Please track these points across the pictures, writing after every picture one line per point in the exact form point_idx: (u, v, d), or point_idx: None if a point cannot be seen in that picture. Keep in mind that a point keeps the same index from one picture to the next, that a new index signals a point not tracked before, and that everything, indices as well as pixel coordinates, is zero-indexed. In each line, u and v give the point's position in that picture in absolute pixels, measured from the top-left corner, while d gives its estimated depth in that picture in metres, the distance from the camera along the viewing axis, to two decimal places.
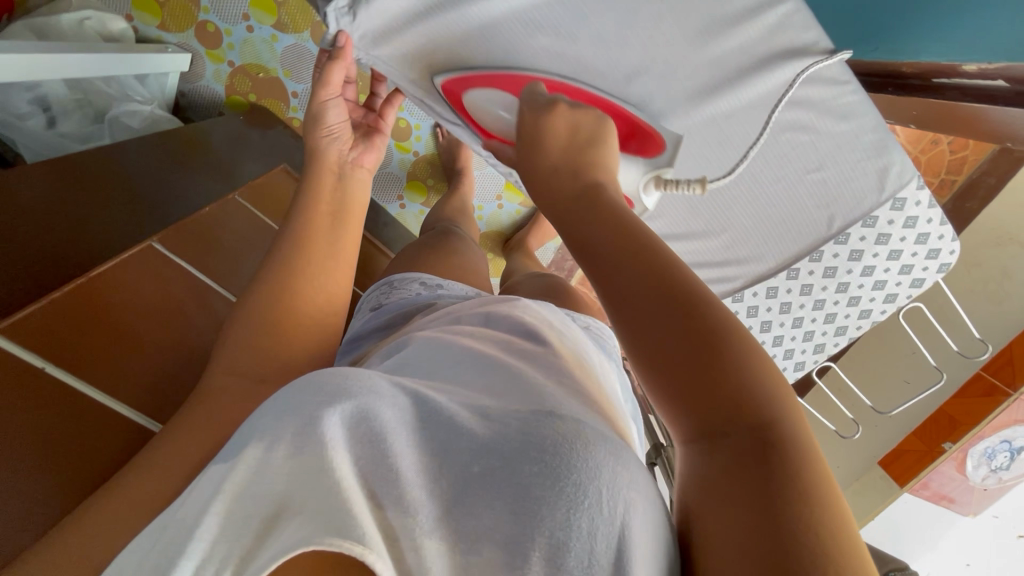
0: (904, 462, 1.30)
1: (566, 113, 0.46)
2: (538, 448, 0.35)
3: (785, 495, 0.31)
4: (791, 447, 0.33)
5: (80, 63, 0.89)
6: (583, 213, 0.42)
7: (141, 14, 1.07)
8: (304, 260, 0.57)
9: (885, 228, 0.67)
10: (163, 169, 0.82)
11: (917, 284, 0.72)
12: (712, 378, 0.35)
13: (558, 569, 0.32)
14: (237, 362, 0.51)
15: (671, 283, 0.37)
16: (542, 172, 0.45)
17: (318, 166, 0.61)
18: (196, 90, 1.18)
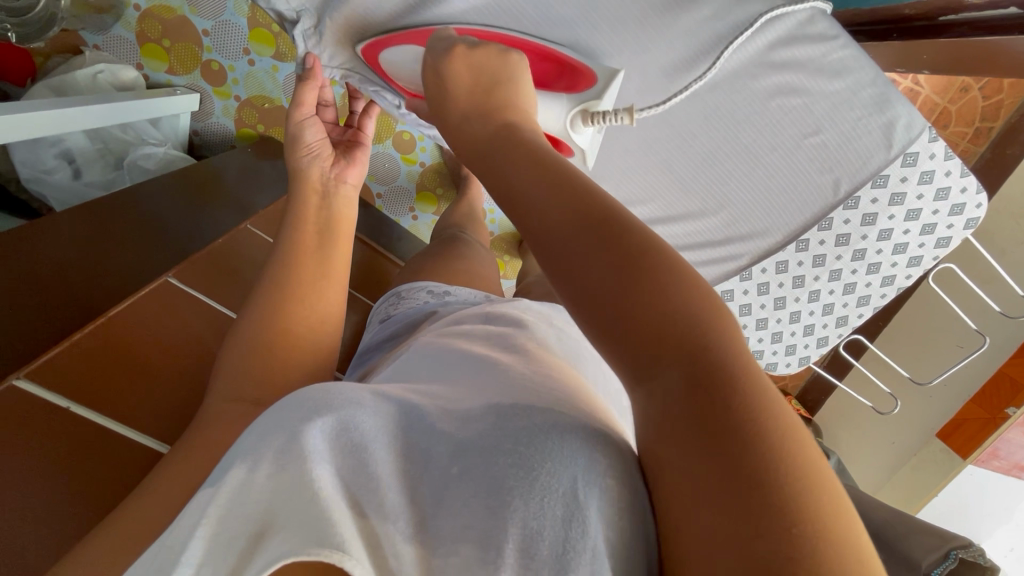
0: (963, 433, 1.21)
1: (465, 54, 0.47)
2: (513, 440, 0.37)
3: (717, 415, 0.28)
4: (725, 362, 0.30)
5: (93, 113, 0.93)
6: (497, 157, 0.42)
7: (150, 62, 1.13)
8: (293, 279, 0.56)
9: (897, 187, 0.62)
10: (181, 205, 0.85)
11: (943, 243, 0.67)
12: (633, 301, 0.32)
13: (533, 561, 0.33)
14: (238, 385, 0.51)
15: (584, 211, 0.35)
16: (464, 128, 0.45)
17: (301, 187, 0.60)
18: (208, 127, 1.23)
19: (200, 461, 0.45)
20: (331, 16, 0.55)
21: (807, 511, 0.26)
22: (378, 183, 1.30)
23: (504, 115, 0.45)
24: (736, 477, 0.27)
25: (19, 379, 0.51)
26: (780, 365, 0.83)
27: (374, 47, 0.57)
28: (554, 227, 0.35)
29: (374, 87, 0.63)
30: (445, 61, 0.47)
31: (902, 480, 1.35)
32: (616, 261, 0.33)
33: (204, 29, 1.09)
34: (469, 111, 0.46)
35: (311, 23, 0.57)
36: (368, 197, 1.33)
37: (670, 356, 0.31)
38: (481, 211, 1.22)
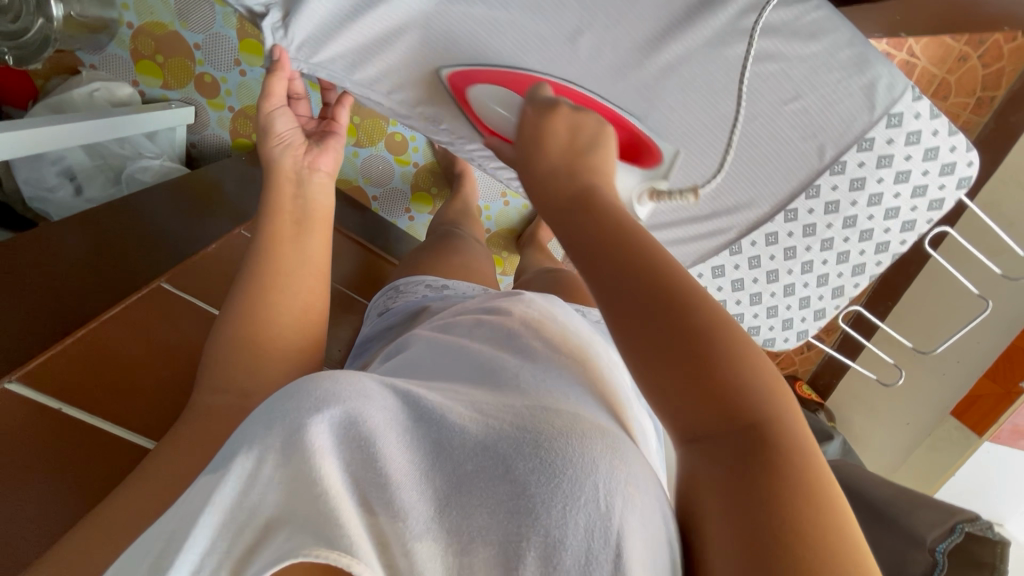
0: (979, 410, 1.17)
1: (570, 111, 0.49)
2: (533, 445, 0.39)
3: (777, 510, 0.31)
4: (787, 451, 0.34)
5: (90, 128, 0.95)
6: (576, 214, 0.42)
7: (146, 78, 1.16)
8: (275, 273, 0.56)
9: (884, 149, 0.61)
10: (178, 213, 0.87)
11: (937, 206, 0.65)
12: (710, 384, 0.35)
13: (554, 568, 0.34)
14: (224, 379, 0.51)
15: (666, 289, 0.37)
16: (541, 173, 0.46)
17: (275, 178, 0.60)
18: (205, 139, 1.25)
19: (189, 453, 0.46)
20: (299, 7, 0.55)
21: None
22: (373, 186, 1.32)
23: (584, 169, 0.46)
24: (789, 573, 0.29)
25: (11, 380, 0.53)
26: (778, 340, 0.80)
27: (351, 40, 0.58)
28: (630, 309, 0.37)
29: (352, 71, 0.62)
30: (549, 113, 0.49)
31: (914, 463, 1.30)
32: (693, 350, 0.35)
33: (196, 43, 1.13)
34: (553, 161, 0.46)
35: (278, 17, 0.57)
36: (364, 201, 1.34)
37: (740, 442, 0.34)
38: (476, 208, 1.23)
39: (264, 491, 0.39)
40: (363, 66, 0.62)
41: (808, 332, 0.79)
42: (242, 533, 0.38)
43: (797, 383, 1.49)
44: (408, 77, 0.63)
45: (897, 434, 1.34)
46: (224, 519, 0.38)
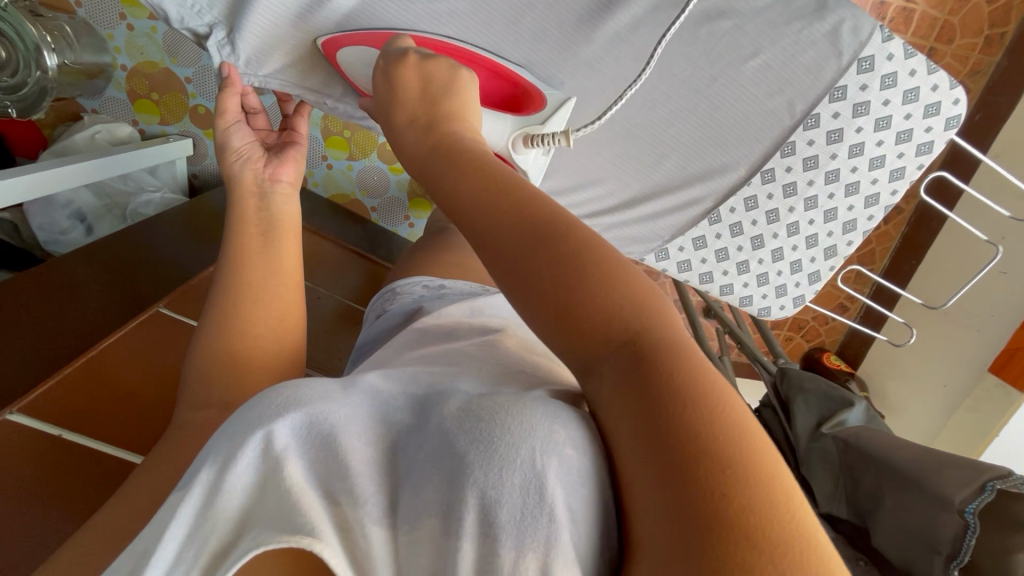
0: (1019, 363, 1.08)
1: (416, 63, 0.48)
2: (474, 417, 0.36)
3: (674, 411, 0.30)
4: (672, 360, 0.32)
5: (93, 167, 0.99)
6: (440, 171, 0.43)
7: (144, 116, 1.21)
8: (246, 286, 0.57)
9: (858, 96, 0.58)
10: (177, 239, 0.89)
11: (925, 149, 0.62)
12: (580, 305, 0.34)
13: (491, 526, 0.31)
14: (206, 394, 0.52)
15: (524, 222, 0.37)
16: (407, 144, 0.47)
17: (237, 193, 0.60)
18: (205, 168, 1.28)
19: (169, 463, 0.47)
20: (240, 18, 0.56)
21: (752, 496, 0.27)
22: (370, 198, 1.33)
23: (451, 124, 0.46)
24: (688, 468, 0.28)
25: (15, 411, 0.55)
26: (773, 309, 0.79)
27: (297, 47, 0.59)
28: (500, 245, 0.37)
29: (300, 78, 0.62)
30: (400, 70, 0.48)
31: (955, 426, 1.21)
32: (565, 270, 0.34)
33: (187, 77, 1.17)
34: (418, 117, 0.47)
35: (225, 33, 0.58)
36: (364, 214, 1.36)
37: (625, 366, 0.32)
38: None
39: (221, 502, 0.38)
40: (309, 72, 0.62)
41: (804, 298, 0.77)
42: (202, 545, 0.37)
43: (823, 355, 1.44)
44: None
45: (931, 399, 1.28)
46: (187, 533, 0.38)
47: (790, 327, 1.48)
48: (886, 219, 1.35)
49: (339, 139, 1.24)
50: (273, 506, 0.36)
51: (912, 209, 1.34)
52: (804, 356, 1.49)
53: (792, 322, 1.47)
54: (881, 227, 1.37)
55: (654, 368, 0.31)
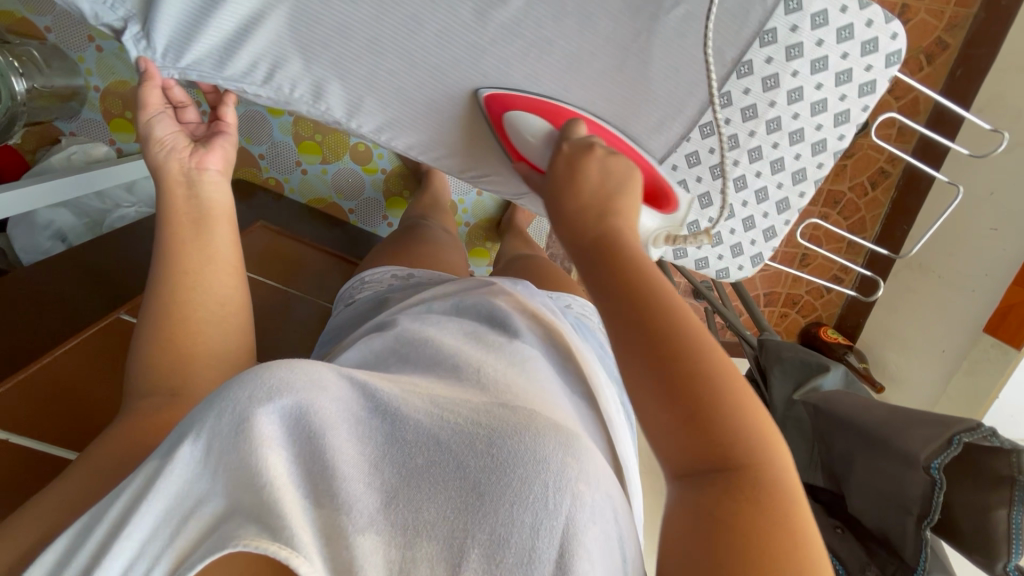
0: (1013, 321, 1.05)
1: (600, 159, 0.57)
2: (485, 442, 0.40)
3: (747, 529, 0.37)
4: (765, 489, 0.39)
5: (68, 184, 1.00)
6: (600, 265, 0.49)
7: (120, 135, 1.23)
8: (181, 272, 0.58)
9: (790, 38, 0.61)
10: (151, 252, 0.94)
11: (868, 88, 0.64)
12: (702, 421, 0.41)
13: (496, 564, 0.36)
14: (147, 383, 0.53)
15: (670, 342, 0.43)
16: (571, 223, 0.54)
17: (164, 183, 0.61)
18: None
19: (124, 449, 0.47)
20: (152, 9, 0.58)
21: None
22: (347, 200, 1.34)
23: (612, 220, 0.53)
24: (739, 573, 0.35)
25: None
26: (732, 269, 0.80)
27: (211, 32, 0.60)
28: (643, 347, 0.44)
29: (221, 66, 0.63)
30: (582, 164, 0.57)
31: (954, 391, 1.17)
32: (692, 395, 0.41)
33: None
34: (586, 206, 0.54)
35: (139, 27, 0.60)
36: (341, 215, 1.36)
37: (721, 479, 0.40)
38: (447, 201, 1.23)
39: (203, 481, 0.39)
40: (232, 59, 0.63)
41: (761, 256, 0.79)
42: (178, 528, 0.37)
43: (820, 329, 1.40)
44: (283, 57, 0.63)
45: (931, 365, 1.24)
46: (163, 512, 0.38)
47: (784, 303, 1.45)
48: (874, 184, 1.32)
49: (312, 144, 1.26)
50: (248, 492, 0.37)
51: (899, 172, 1.30)
52: (801, 332, 1.45)
53: (786, 298, 1.44)
54: (869, 193, 1.33)
55: (741, 494, 0.39)
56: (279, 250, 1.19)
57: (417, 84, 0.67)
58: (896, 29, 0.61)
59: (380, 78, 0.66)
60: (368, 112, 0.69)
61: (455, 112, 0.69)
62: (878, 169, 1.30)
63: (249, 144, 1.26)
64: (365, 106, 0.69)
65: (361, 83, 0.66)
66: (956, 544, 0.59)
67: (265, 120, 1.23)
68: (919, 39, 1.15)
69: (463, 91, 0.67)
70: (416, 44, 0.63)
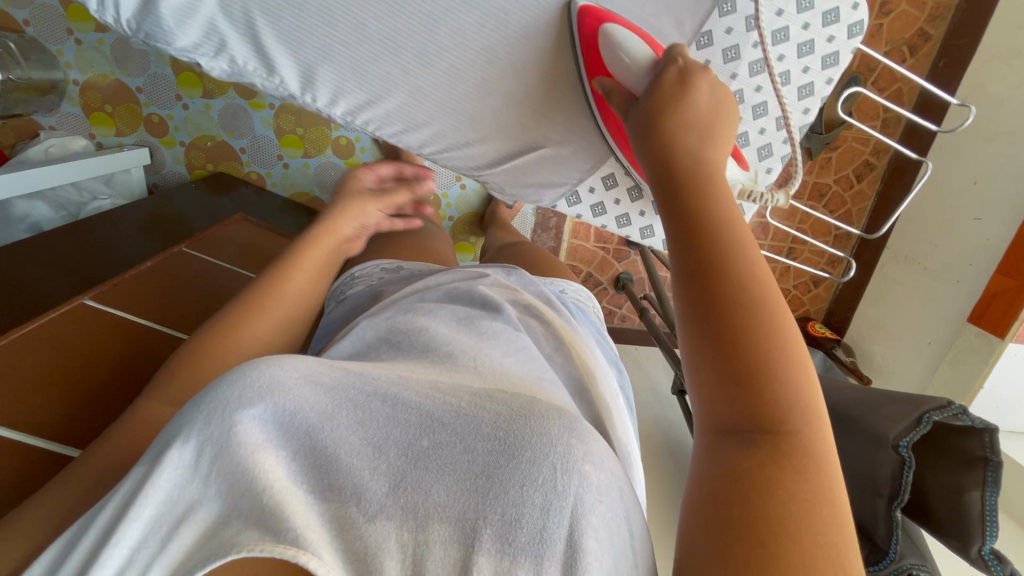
0: (997, 308, 1.06)
1: (710, 87, 0.54)
2: (495, 425, 0.39)
3: (784, 498, 0.36)
4: (802, 454, 0.38)
5: (46, 173, 1.00)
6: (688, 195, 0.48)
7: (99, 128, 1.21)
8: (277, 290, 0.66)
9: (749, 7, 0.66)
10: (132, 243, 0.95)
11: (830, 61, 0.71)
12: (754, 372, 0.40)
13: (510, 545, 0.34)
14: (180, 380, 0.57)
15: (747, 286, 0.42)
16: (672, 136, 0.52)
17: (323, 233, 0.73)
18: (164, 177, 1.29)
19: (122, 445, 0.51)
20: None
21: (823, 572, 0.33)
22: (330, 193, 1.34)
23: (707, 152, 0.51)
24: (773, 547, 0.34)
25: None
26: None
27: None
28: (716, 283, 0.42)
29: (168, 34, 0.60)
30: (686, 90, 0.54)
31: (940, 383, 1.16)
32: (746, 345, 0.40)
33: (137, 86, 1.18)
34: (690, 127, 0.52)
35: None
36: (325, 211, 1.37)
37: (750, 441, 0.39)
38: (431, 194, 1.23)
39: (194, 486, 0.38)
40: (182, 29, 0.60)
41: None
42: (173, 530, 0.37)
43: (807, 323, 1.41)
44: (236, 29, 0.61)
45: (916, 356, 1.23)
46: (154, 514, 0.38)
47: None
48: (859, 177, 1.31)
49: (294, 137, 1.26)
50: (248, 495, 0.37)
51: (884, 165, 1.30)
52: None
53: None
54: (854, 186, 1.32)
55: (784, 461, 0.37)
56: (266, 245, 1.16)
57: (372, 57, 0.64)
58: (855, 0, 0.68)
59: (335, 50, 0.63)
60: (324, 82, 0.65)
61: (409, 86, 0.67)
62: (863, 161, 1.30)
63: (230, 138, 1.26)
64: (320, 76, 0.65)
65: (317, 54, 0.63)
66: (932, 530, 0.58)
67: (246, 114, 1.23)
68: (902, 29, 1.14)
69: (421, 63, 0.65)
70: (369, 13, 0.61)
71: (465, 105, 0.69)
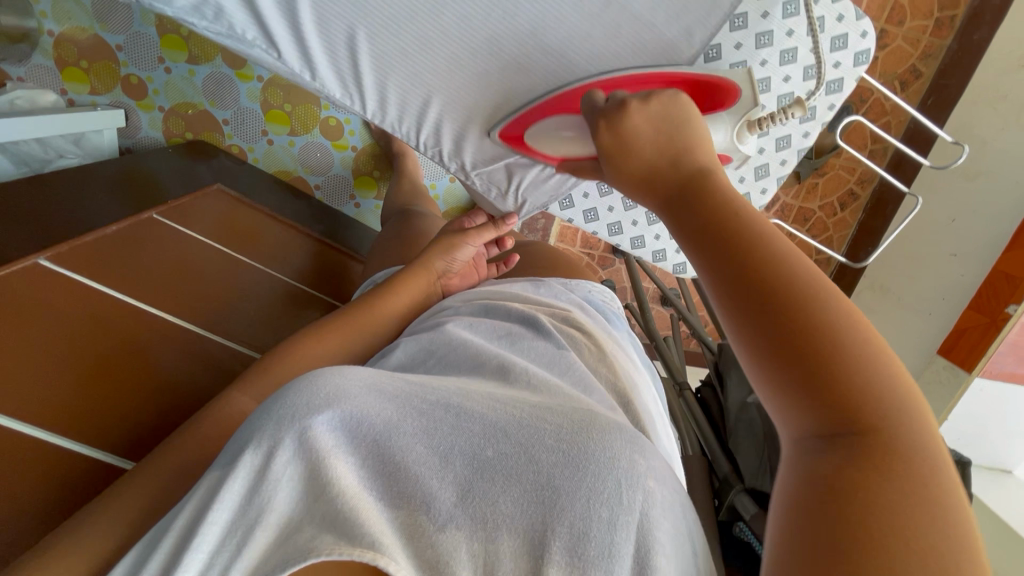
0: (966, 343, 1.11)
1: (640, 108, 0.50)
2: (557, 438, 0.42)
3: (879, 507, 0.32)
4: (898, 451, 0.34)
5: (16, 127, 0.93)
6: (696, 203, 0.45)
7: (72, 85, 1.14)
8: (362, 325, 0.75)
9: (761, 23, 0.66)
10: (108, 209, 0.89)
11: (835, 88, 0.73)
12: (818, 368, 0.35)
13: (580, 557, 0.37)
14: (250, 386, 0.62)
15: (779, 275, 0.38)
16: (649, 170, 0.49)
17: (420, 268, 0.83)
18: (139, 142, 1.22)
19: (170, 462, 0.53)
20: None
21: None
22: (314, 175, 1.32)
23: (692, 159, 0.48)
24: (869, 566, 0.30)
25: None
26: None
27: None
28: (750, 281, 0.39)
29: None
30: (625, 116, 0.50)
31: None
32: (803, 342, 0.36)
33: (117, 44, 1.12)
34: (658, 153, 0.49)
35: None
36: (308, 191, 1.34)
37: (839, 443, 0.35)
38: (423, 186, 1.21)
39: (253, 498, 0.42)
40: None
41: None
42: (247, 535, 0.41)
43: None
44: None
45: None
46: (230, 519, 0.42)
47: None
48: (842, 206, 1.34)
49: (280, 113, 1.24)
50: (322, 501, 0.41)
51: (866, 195, 1.33)
52: None
53: None
54: (837, 214, 1.35)
55: (874, 463, 0.33)
56: (250, 226, 1.11)
57: (372, 37, 0.59)
58: (864, 29, 0.69)
59: (332, 25, 0.58)
60: (324, 67, 0.62)
61: (409, 69, 0.63)
62: (847, 190, 1.32)
63: (213, 108, 1.22)
64: (320, 56, 0.61)
65: (316, 32, 0.58)
66: None
67: (233, 85, 1.20)
68: (894, 64, 1.15)
69: (422, 49, 0.61)
70: None
71: (468, 96, 0.66)
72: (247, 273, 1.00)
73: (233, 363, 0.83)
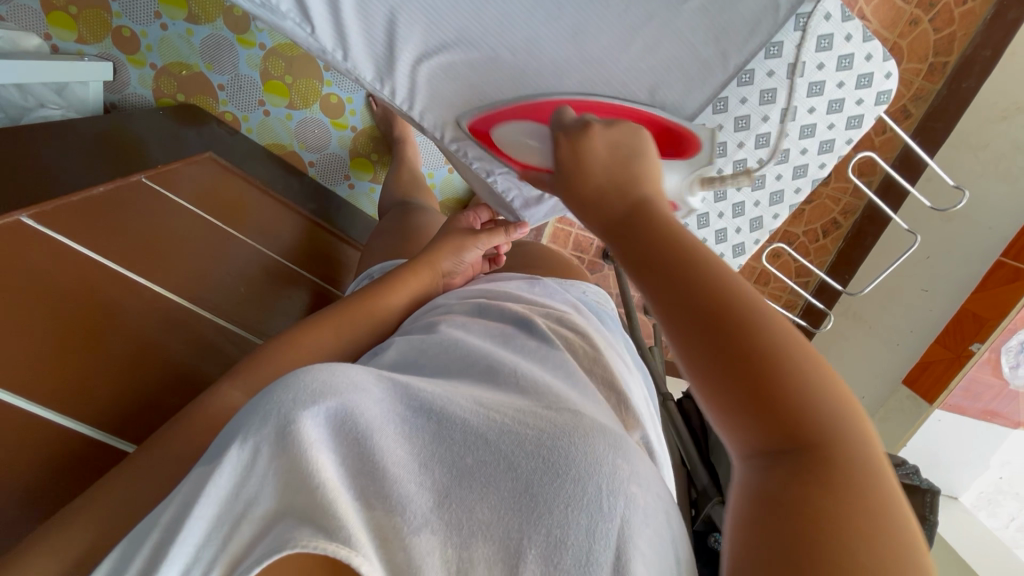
0: (932, 375, 1.20)
1: (602, 132, 0.50)
2: (536, 443, 0.41)
3: (833, 528, 0.32)
4: (841, 465, 0.35)
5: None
6: (638, 237, 0.44)
7: (58, 31, 1.07)
8: (359, 318, 0.74)
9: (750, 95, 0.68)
10: (95, 169, 0.85)
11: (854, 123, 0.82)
12: (764, 390, 0.36)
13: (554, 565, 0.37)
14: (243, 378, 0.61)
15: (716, 302, 0.39)
16: (596, 198, 0.48)
17: (423, 266, 0.83)
18: (126, 99, 1.16)
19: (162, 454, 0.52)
20: None
21: None
22: (309, 151, 1.29)
23: (636, 187, 0.47)
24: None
25: None
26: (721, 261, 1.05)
27: None
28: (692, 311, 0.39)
29: None
30: (586, 137, 0.49)
31: None
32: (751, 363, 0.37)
33: None
34: (603, 183, 0.48)
35: None
36: (300, 167, 1.31)
37: (788, 463, 0.35)
38: (421, 173, 1.20)
39: (249, 484, 0.42)
40: None
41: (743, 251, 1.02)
42: (235, 526, 0.41)
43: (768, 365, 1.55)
44: None
45: None
46: (215, 515, 0.41)
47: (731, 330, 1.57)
48: (825, 233, 1.39)
49: (279, 84, 1.19)
50: (302, 494, 0.40)
51: (849, 225, 1.38)
52: None
53: None
54: (820, 240, 1.40)
55: (814, 479, 0.34)
56: (237, 198, 1.07)
57: (411, 23, 0.58)
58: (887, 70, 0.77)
59: (370, 6, 0.57)
60: (358, 46, 0.61)
61: (441, 59, 0.61)
62: (831, 218, 1.37)
63: (210, 72, 1.17)
64: (356, 38, 0.60)
65: (353, 12, 0.58)
66: None
67: (232, 49, 1.15)
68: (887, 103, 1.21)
69: (459, 41, 0.59)
70: None
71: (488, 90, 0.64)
72: (235, 248, 0.97)
73: (221, 342, 0.81)
